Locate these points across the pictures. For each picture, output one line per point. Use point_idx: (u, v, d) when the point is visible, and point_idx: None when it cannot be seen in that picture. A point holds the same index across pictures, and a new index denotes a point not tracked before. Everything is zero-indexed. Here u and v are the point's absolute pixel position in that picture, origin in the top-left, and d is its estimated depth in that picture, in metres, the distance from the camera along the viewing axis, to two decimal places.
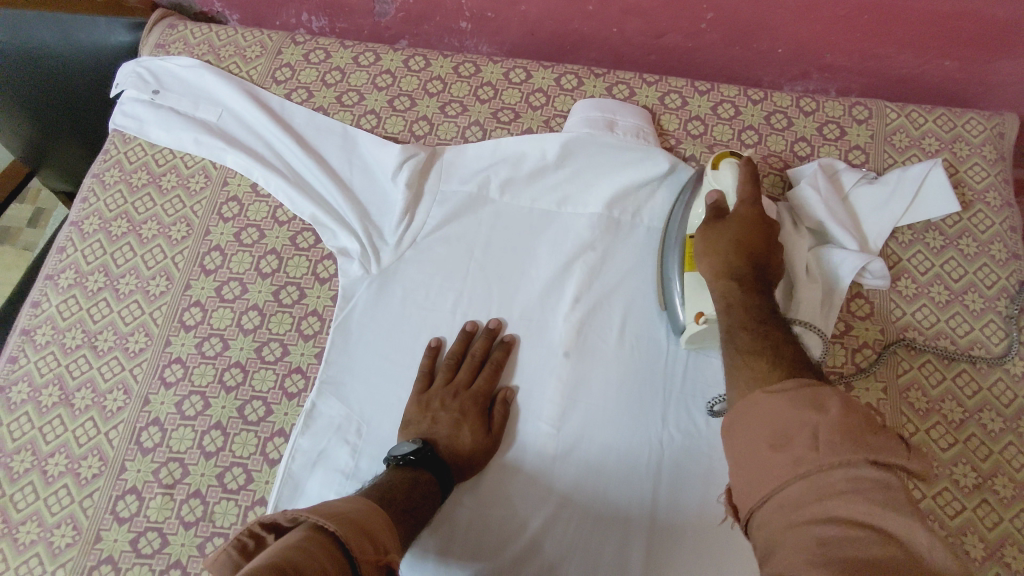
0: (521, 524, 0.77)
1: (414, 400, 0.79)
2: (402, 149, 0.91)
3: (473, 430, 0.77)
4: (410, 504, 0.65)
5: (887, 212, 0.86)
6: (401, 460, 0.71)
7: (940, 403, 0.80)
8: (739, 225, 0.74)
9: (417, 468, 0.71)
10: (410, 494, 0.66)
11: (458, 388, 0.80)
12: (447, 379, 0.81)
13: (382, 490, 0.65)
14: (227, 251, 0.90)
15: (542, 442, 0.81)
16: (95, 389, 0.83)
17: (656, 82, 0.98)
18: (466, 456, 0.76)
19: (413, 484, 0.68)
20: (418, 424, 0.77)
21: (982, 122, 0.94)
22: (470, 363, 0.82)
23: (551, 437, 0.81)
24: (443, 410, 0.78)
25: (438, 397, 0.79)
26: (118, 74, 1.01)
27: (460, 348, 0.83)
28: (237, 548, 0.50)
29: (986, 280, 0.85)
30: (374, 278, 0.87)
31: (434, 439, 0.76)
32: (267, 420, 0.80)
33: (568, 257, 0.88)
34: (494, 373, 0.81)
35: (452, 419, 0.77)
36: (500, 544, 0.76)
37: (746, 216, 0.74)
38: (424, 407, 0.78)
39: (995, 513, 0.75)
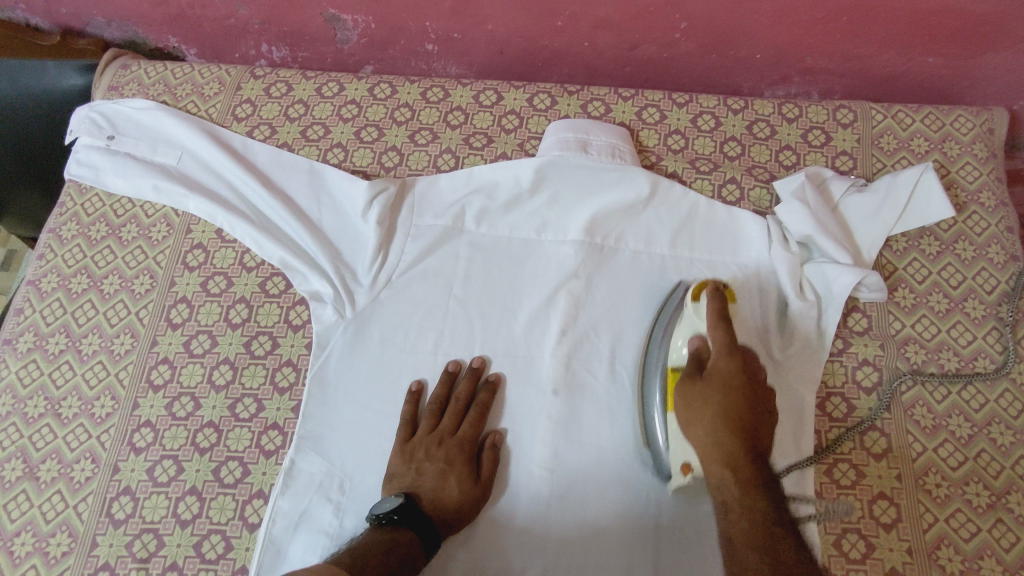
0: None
1: (398, 450, 0.75)
2: (371, 184, 0.87)
3: (459, 481, 0.73)
4: (385, 572, 0.61)
5: (880, 221, 0.82)
6: (383, 519, 0.67)
7: (947, 418, 0.76)
8: (724, 391, 0.69)
9: (400, 528, 0.67)
10: (385, 559, 0.62)
11: (443, 435, 0.76)
12: (431, 427, 0.77)
13: (355, 557, 0.61)
14: (194, 302, 0.85)
15: (534, 486, 0.77)
16: (61, 460, 0.78)
17: (632, 97, 0.94)
18: (454, 510, 0.72)
19: (391, 547, 0.64)
20: (402, 477, 0.73)
21: (971, 119, 0.90)
22: (454, 408, 0.78)
23: (544, 481, 0.77)
24: (428, 460, 0.74)
25: (422, 446, 0.75)
26: (72, 121, 0.96)
27: (443, 391, 0.79)
28: None
29: (986, 285, 0.82)
30: (349, 321, 0.83)
31: (418, 493, 0.72)
32: (245, 481, 0.76)
33: (551, 287, 0.84)
34: (480, 416, 0.77)
35: (437, 469, 0.74)
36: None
37: (728, 375, 0.70)
38: (408, 458, 0.75)
39: (1011, 533, 0.71)
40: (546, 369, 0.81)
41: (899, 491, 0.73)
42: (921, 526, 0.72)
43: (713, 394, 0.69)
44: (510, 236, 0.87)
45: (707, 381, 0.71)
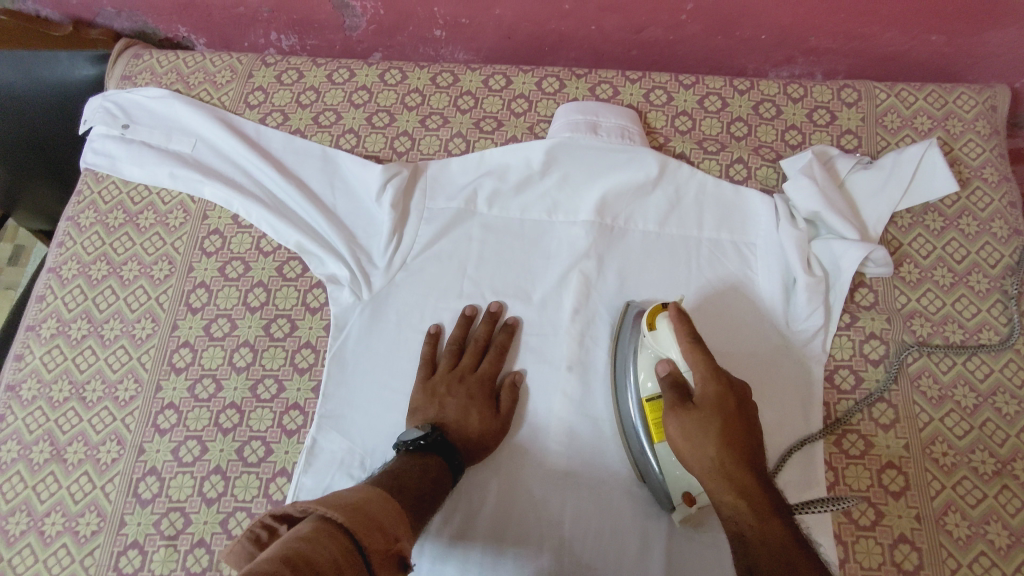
0: (539, 518, 0.76)
1: (420, 387, 0.79)
2: (385, 168, 0.88)
3: (481, 415, 0.77)
4: (421, 492, 0.64)
5: (885, 197, 0.84)
6: (412, 445, 0.70)
7: (952, 389, 0.78)
8: (720, 421, 0.63)
9: (428, 452, 0.70)
10: (421, 481, 0.65)
11: (464, 372, 0.80)
12: (451, 365, 0.80)
13: (393, 477, 0.64)
14: (213, 286, 0.87)
15: (552, 459, 0.78)
16: (87, 442, 0.80)
17: (639, 79, 0.95)
18: (476, 439, 0.76)
19: (425, 471, 0.67)
20: (426, 410, 0.76)
21: (975, 96, 0.92)
22: (473, 349, 0.81)
23: (561, 453, 0.79)
24: (451, 395, 0.77)
25: (444, 382, 0.79)
26: (86, 111, 0.97)
27: (461, 332, 0.82)
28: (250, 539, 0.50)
29: (990, 259, 0.84)
30: (366, 303, 0.84)
31: (444, 422, 0.75)
32: (268, 460, 0.78)
33: (564, 266, 0.86)
34: (498, 357, 0.81)
35: (460, 403, 0.77)
36: (521, 540, 0.75)
37: (716, 401, 0.64)
38: (430, 394, 0.78)
39: (1016, 499, 0.73)
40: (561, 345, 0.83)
41: (907, 460, 0.75)
42: (929, 493, 0.74)
43: (710, 424, 0.63)
44: (523, 220, 0.89)
45: (697, 411, 0.64)
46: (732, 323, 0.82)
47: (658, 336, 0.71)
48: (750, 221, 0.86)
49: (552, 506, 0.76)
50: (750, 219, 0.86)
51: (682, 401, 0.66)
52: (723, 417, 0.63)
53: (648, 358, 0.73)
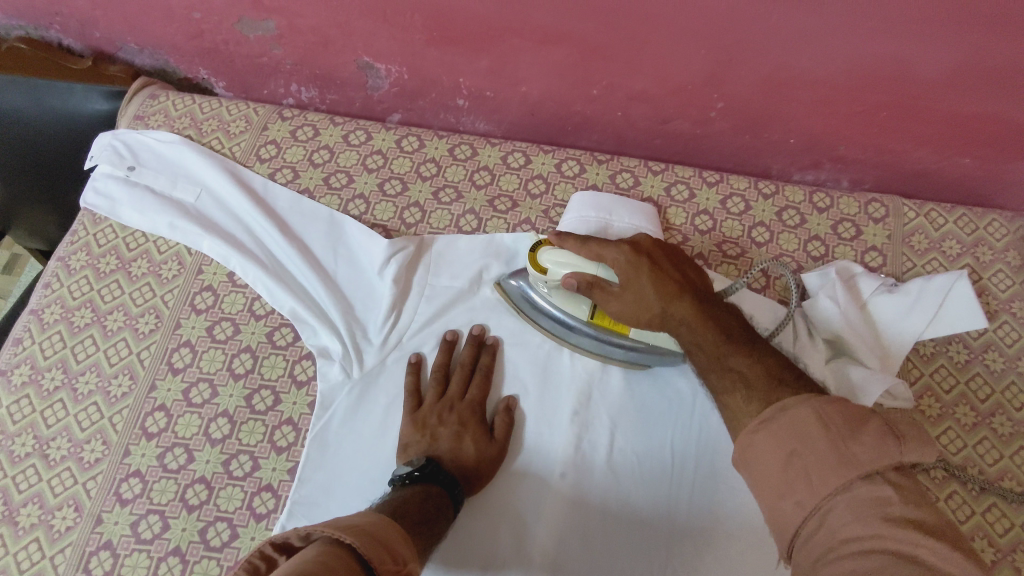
0: (526, 555, 0.74)
1: (409, 419, 0.76)
2: (390, 242, 0.85)
3: (475, 439, 0.75)
4: (424, 516, 0.62)
5: (909, 324, 0.80)
6: (406, 478, 0.68)
7: (970, 541, 0.73)
8: (649, 274, 0.71)
9: (423, 483, 0.68)
10: (423, 506, 0.64)
11: (453, 401, 0.78)
12: (438, 395, 0.78)
13: (395, 504, 0.62)
14: (198, 347, 0.83)
15: (535, 571, 0.73)
16: (43, 505, 0.75)
17: (661, 172, 0.93)
18: (473, 467, 0.74)
19: (426, 497, 0.65)
20: (418, 444, 0.75)
21: (1006, 225, 0.89)
22: (460, 373, 0.80)
23: (546, 566, 0.73)
24: (441, 425, 0.76)
25: (434, 412, 0.77)
26: (93, 147, 0.94)
27: (444, 359, 0.80)
28: (248, 570, 0.48)
29: (1015, 400, 0.79)
30: (355, 382, 0.80)
31: (437, 455, 0.73)
32: (231, 545, 0.73)
33: (565, 364, 0.82)
34: (487, 380, 0.80)
35: (453, 432, 0.75)
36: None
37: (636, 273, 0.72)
38: (420, 426, 0.76)
39: None
40: (556, 448, 0.78)
41: None
42: None
43: (641, 286, 0.71)
44: (525, 311, 0.85)
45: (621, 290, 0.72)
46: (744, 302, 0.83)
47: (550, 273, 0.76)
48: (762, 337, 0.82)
49: None
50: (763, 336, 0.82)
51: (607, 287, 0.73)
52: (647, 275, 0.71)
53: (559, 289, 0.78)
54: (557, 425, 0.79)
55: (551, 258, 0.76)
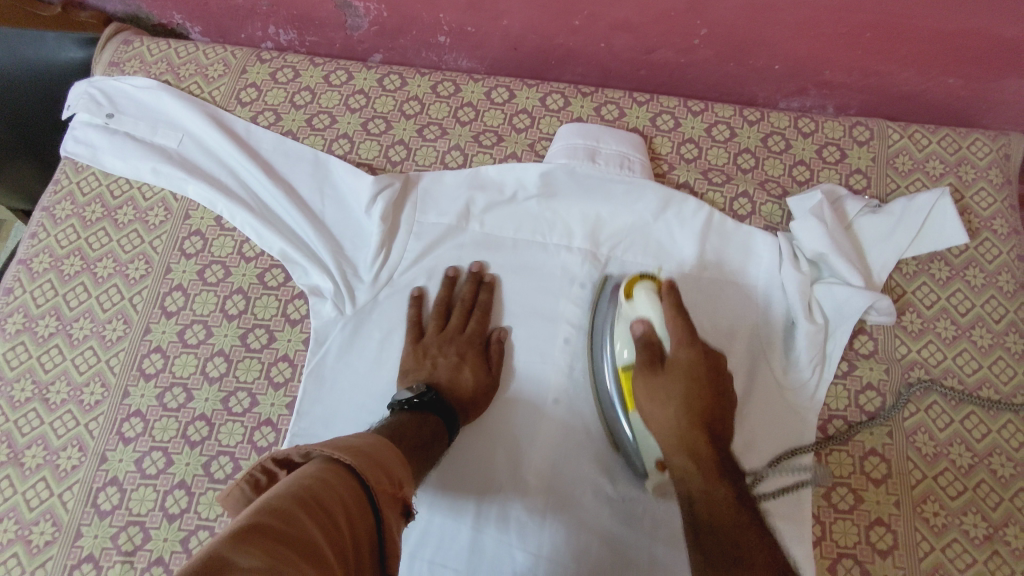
0: (523, 485, 0.75)
1: (410, 349, 0.79)
2: (375, 179, 0.84)
3: (473, 368, 0.77)
4: (421, 441, 0.64)
5: (892, 243, 0.82)
6: (405, 404, 0.69)
7: (948, 446, 0.76)
8: (687, 383, 0.65)
9: (422, 411, 0.69)
10: (420, 431, 0.65)
11: (453, 334, 0.80)
12: (439, 326, 0.80)
13: (393, 428, 0.64)
14: (190, 290, 0.83)
15: (530, 493, 0.75)
16: (47, 447, 0.77)
17: (646, 102, 0.92)
18: (469, 397, 0.76)
19: (423, 422, 0.67)
20: (418, 372, 0.76)
21: (988, 143, 0.90)
22: (460, 309, 0.81)
23: (541, 487, 0.75)
24: (441, 356, 0.78)
25: (435, 344, 0.79)
26: (70, 95, 0.93)
27: (444, 295, 0.82)
28: (251, 484, 0.48)
29: (994, 313, 0.81)
30: (349, 318, 0.81)
31: (435, 383, 0.75)
32: (235, 477, 0.75)
33: (555, 292, 0.83)
34: (484, 314, 0.81)
35: (451, 362, 0.77)
36: (504, 510, 0.75)
37: (689, 366, 0.66)
38: (421, 355, 0.78)
39: (1006, 566, 0.71)
40: (550, 375, 0.80)
41: (897, 517, 0.73)
42: (917, 554, 0.72)
43: (675, 387, 0.65)
44: (513, 243, 0.85)
45: (670, 373, 0.66)
46: (716, 296, 0.82)
47: (634, 304, 0.72)
48: (749, 262, 0.83)
49: (534, 508, 0.75)
50: (749, 259, 0.83)
51: (655, 363, 0.67)
52: (689, 379, 0.65)
53: (624, 329, 0.73)
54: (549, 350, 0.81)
55: (643, 296, 0.71)
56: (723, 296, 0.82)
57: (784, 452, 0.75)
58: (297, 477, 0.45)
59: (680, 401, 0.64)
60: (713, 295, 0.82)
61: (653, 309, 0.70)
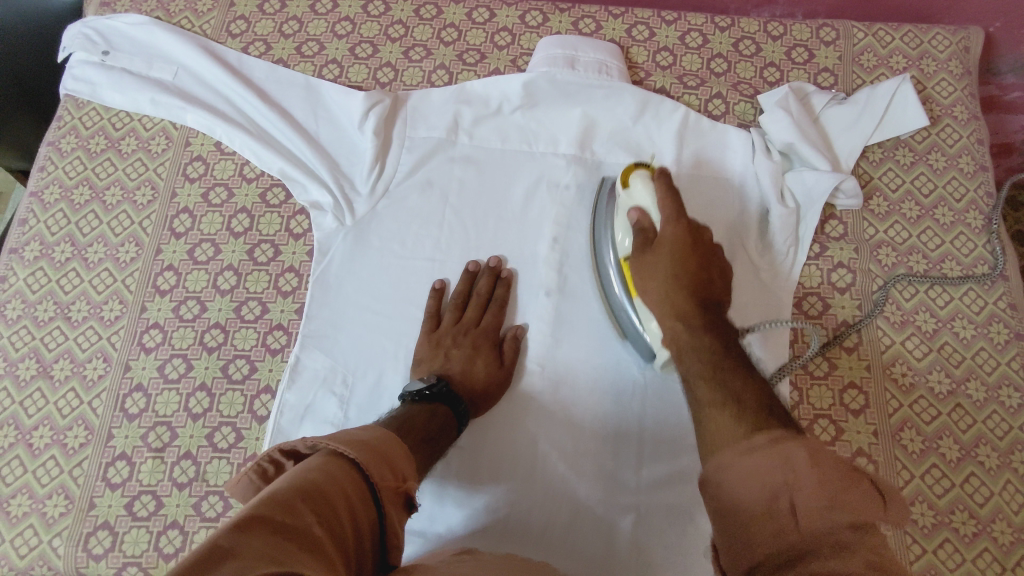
0: (519, 413, 0.79)
1: (424, 338, 0.80)
2: (366, 96, 0.88)
3: (486, 365, 0.78)
4: (430, 434, 0.64)
5: (858, 130, 0.87)
6: (415, 396, 0.70)
7: (914, 314, 0.82)
8: (677, 254, 0.71)
9: (433, 403, 0.69)
10: (429, 425, 0.65)
11: (468, 326, 0.80)
12: (455, 319, 0.81)
13: (399, 418, 0.64)
14: (196, 212, 0.88)
15: (526, 407, 0.79)
16: (73, 359, 0.82)
17: (622, 15, 0.96)
18: (480, 391, 0.76)
19: (432, 415, 0.67)
20: (430, 362, 0.78)
21: (949, 37, 0.94)
22: (477, 302, 0.82)
23: (537, 402, 0.79)
24: (454, 346, 0.78)
25: (448, 335, 0.79)
26: (64, 36, 0.95)
27: (464, 288, 0.82)
28: (257, 472, 0.52)
29: (955, 193, 0.87)
30: (349, 229, 0.85)
31: (448, 373, 0.76)
32: (252, 378, 0.80)
33: (541, 194, 0.88)
34: (500, 310, 0.82)
35: (465, 354, 0.78)
36: (500, 453, 0.78)
37: (674, 241, 0.72)
38: (434, 345, 0.79)
39: (967, 416, 0.77)
40: (539, 274, 0.85)
41: (867, 380, 0.79)
42: (886, 412, 0.78)
43: (660, 261, 0.72)
44: (501, 152, 0.90)
45: (658, 251, 0.72)
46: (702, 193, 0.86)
47: (631, 191, 0.77)
48: (725, 158, 0.88)
49: (530, 425, 0.78)
50: (724, 153, 0.88)
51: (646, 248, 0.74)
52: (674, 255, 0.71)
53: (621, 218, 0.79)
54: (512, 293, 0.84)
55: (639, 183, 0.77)
56: (711, 199, 0.86)
57: (770, 314, 0.81)
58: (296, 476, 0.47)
59: (665, 277, 0.71)
60: (710, 189, 0.87)
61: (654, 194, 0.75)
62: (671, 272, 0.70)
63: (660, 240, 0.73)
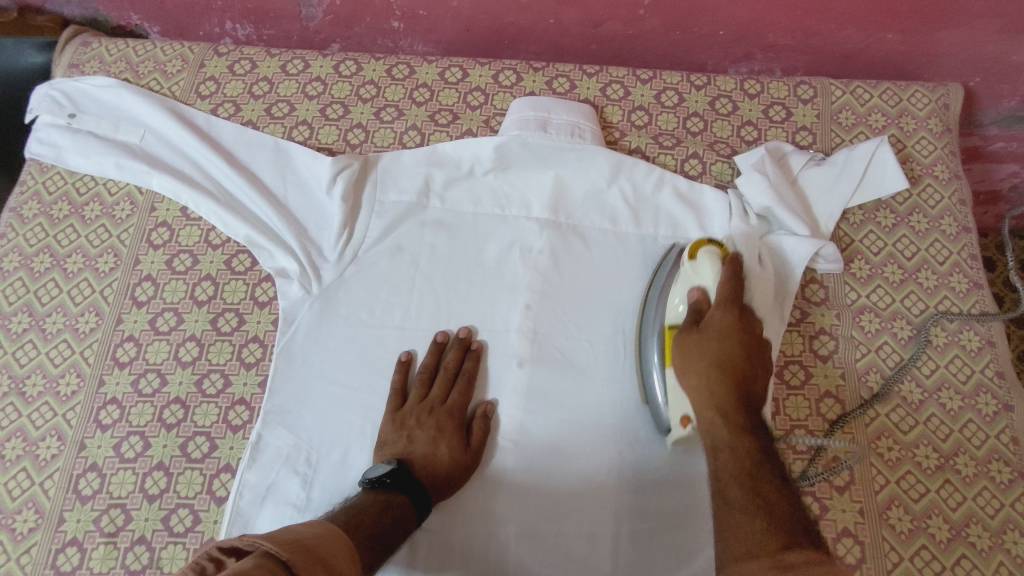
0: (493, 490, 0.76)
1: (388, 418, 0.76)
2: (334, 160, 0.86)
3: (451, 447, 0.74)
4: (379, 530, 0.62)
5: (837, 193, 0.85)
6: (375, 482, 0.68)
7: (899, 383, 0.79)
8: (721, 340, 0.70)
9: (392, 490, 0.68)
10: (380, 518, 0.63)
11: (433, 404, 0.77)
12: (421, 396, 0.78)
13: (350, 514, 0.62)
14: (159, 280, 0.86)
15: (501, 482, 0.76)
16: (26, 438, 0.78)
17: (596, 73, 0.95)
18: (444, 474, 0.73)
19: (384, 508, 0.65)
20: (394, 444, 0.74)
21: (928, 94, 0.93)
22: (444, 377, 0.79)
23: (511, 475, 0.77)
24: (419, 427, 0.75)
25: (413, 414, 0.76)
26: (31, 99, 0.94)
27: (431, 361, 0.80)
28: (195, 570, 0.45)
29: (938, 256, 0.85)
30: (315, 297, 0.83)
31: (410, 458, 0.73)
32: (212, 456, 0.77)
33: (515, 258, 0.85)
34: (468, 386, 0.79)
35: (428, 436, 0.75)
36: (471, 535, 0.74)
37: (724, 325, 0.70)
38: (398, 425, 0.76)
39: (957, 493, 0.74)
40: (513, 341, 0.82)
41: (853, 454, 0.76)
42: (873, 488, 0.74)
43: (710, 343, 0.70)
44: (473, 217, 0.88)
45: (703, 332, 0.71)
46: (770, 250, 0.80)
47: (698, 264, 0.74)
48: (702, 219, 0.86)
49: (503, 503, 0.76)
50: (700, 215, 0.86)
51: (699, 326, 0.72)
52: (723, 338, 0.70)
53: (680, 285, 0.76)
54: (482, 366, 0.81)
55: (706, 259, 0.74)
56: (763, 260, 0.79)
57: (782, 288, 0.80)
58: (234, 575, 0.43)
59: (712, 361, 0.69)
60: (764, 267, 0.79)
61: (717, 277, 0.73)
62: (718, 356, 0.69)
63: (711, 325, 0.71)
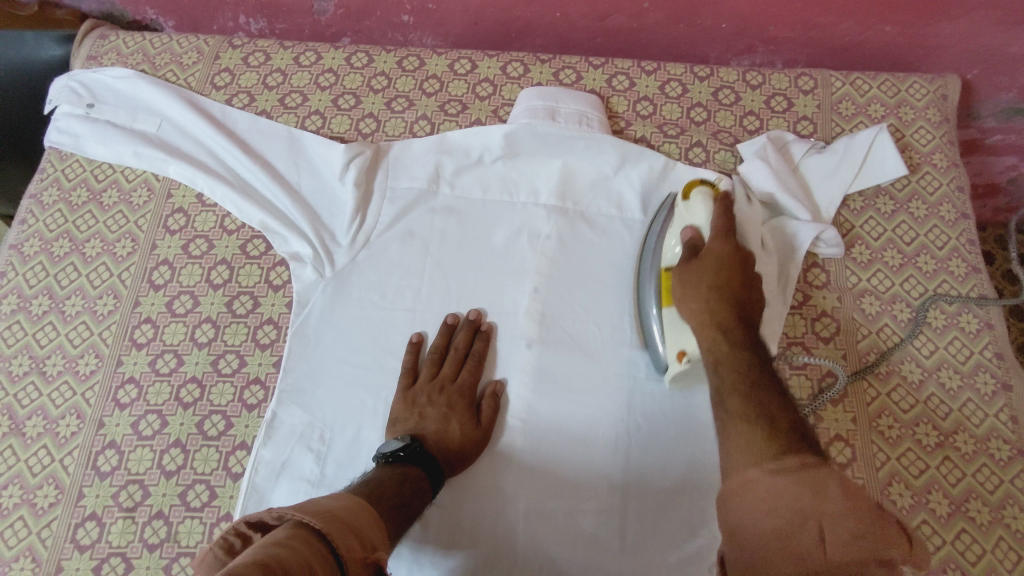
0: (501, 469, 0.78)
1: (400, 396, 0.78)
2: (347, 148, 0.88)
3: (461, 424, 0.76)
4: (399, 501, 0.63)
5: (837, 179, 0.87)
6: (390, 456, 0.70)
7: (900, 364, 0.81)
8: (719, 268, 0.73)
9: (407, 464, 0.69)
10: (400, 490, 0.65)
11: (444, 382, 0.79)
12: (431, 375, 0.80)
13: (371, 486, 0.64)
14: (176, 264, 0.88)
15: (509, 461, 0.78)
16: (46, 416, 0.80)
17: (601, 65, 0.97)
18: (456, 449, 0.75)
19: (403, 480, 0.66)
20: (406, 421, 0.76)
21: (926, 85, 0.95)
22: (454, 357, 0.81)
23: (520, 454, 0.78)
24: (430, 404, 0.77)
25: (425, 392, 0.78)
26: (51, 90, 0.96)
27: (442, 342, 0.82)
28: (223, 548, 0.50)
29: (937, 241, 0.87)
30: (328, 280, 0.85)
31: (423, 434, 0.75)
32: (228, 433, 0.79)
33: (523, 243, 0.87)
34: (478, 366, 0.81)
35: (440, 413, 0.76)
36: (480, 514, 0.76)
37: (722, 254, 0.74)
38: (410, 403, 0.77)
39: (957, 470, 0.76)
40: (521, 322, 0.84)
41: (854, 432, 0.78)
42: (874, 464, 0.76)
43: (708, 268, 0.73)
44: (482, 203, 0.90)
45: (703, 260, 0.74)
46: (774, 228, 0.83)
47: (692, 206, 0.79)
48: None
49: (511, 482, 0.77)
50: None
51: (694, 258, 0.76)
52: (720, 264, 0.73)
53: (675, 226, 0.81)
54: (491, 347, 0.83)
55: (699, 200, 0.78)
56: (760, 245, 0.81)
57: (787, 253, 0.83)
58: (266, 545, 0.46)
59: (709, 285, 0.72)
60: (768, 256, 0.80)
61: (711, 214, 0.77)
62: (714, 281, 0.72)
63: (706, 252, 0.75)
